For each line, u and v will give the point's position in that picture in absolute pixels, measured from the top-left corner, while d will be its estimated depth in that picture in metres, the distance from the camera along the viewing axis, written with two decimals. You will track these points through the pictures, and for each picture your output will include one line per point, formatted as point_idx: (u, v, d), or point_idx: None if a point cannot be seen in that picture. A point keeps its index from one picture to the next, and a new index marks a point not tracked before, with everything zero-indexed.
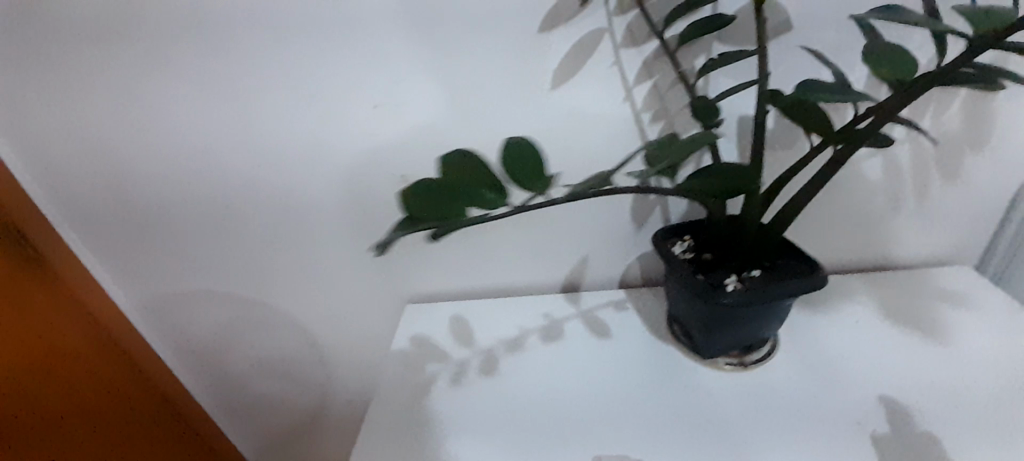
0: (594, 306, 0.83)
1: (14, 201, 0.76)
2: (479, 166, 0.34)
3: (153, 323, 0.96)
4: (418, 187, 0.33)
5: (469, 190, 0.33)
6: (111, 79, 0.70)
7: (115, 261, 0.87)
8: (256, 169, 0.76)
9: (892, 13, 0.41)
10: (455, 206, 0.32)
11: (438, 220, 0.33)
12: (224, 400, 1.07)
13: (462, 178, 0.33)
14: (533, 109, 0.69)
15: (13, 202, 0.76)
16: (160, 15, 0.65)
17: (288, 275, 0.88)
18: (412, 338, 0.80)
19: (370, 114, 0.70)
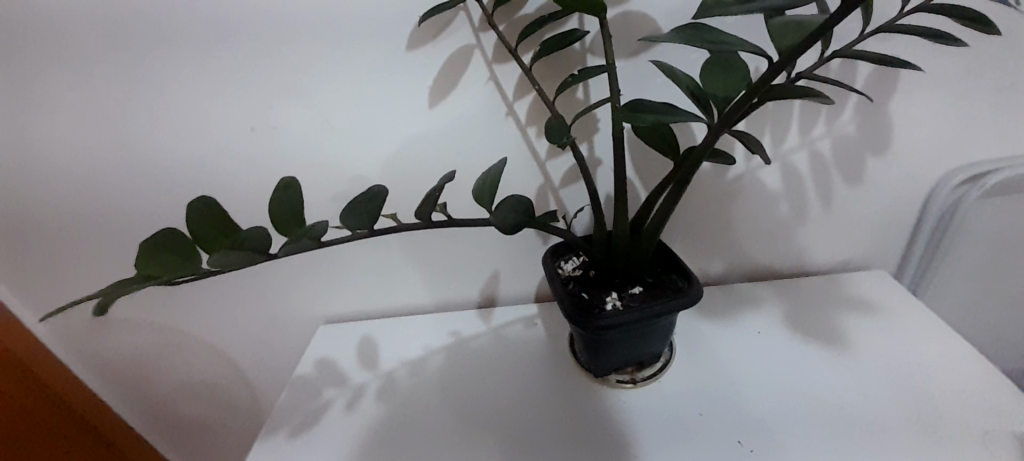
0: (504, 323, 0.81)
1: None
2: (221, 218, 0.37)
3: (75, 350, 0.90)
4: (155, 241, 0.34)
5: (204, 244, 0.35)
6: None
7: (34, 298, 0.82)
8: (138, 195, 0.72)
9: (697, 36, 0.41)
10: (187, 260, 0.35)
11: (173, 274, 0.34)
12: (159, 431, 1.03)
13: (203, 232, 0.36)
14: (415, 128, 0.67)
15: None
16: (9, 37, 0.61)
17: (197, 300, 0.86)
18: (317, 361, 0.79)
19: (250, 139, 0.68)
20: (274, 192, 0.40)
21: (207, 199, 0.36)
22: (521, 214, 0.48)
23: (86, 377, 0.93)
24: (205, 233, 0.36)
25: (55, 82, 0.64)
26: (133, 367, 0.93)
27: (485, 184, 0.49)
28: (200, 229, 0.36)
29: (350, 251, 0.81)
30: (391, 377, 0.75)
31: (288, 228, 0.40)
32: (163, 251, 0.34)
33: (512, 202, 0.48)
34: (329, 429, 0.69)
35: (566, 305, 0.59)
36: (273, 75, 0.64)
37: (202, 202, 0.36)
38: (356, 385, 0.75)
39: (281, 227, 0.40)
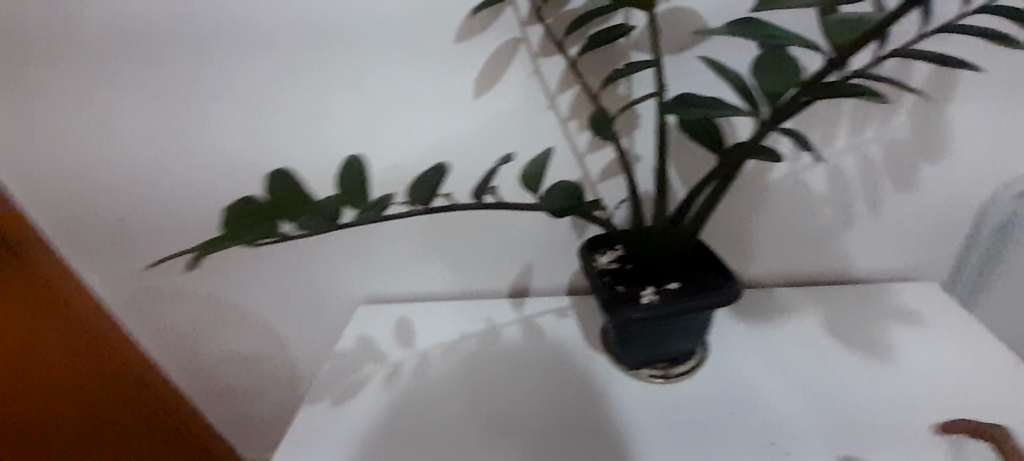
0: (536, 312, 0.83)
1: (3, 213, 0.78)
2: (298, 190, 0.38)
3: (135, 318, 0.96)
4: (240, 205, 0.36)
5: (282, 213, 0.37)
6: (43, 86, 0.70)
7: (102, 269, 0.89)
8: (196, 174, 0.77)
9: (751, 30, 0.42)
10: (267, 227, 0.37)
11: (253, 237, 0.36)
12: (205, 397, 1.10)
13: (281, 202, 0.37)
14: (460, 119, 0.69)
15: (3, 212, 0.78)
16: (86, 24, 0.65)
17: (247, 275, 0.91)
18: (357, 338, 0.83)
19: (303, 123, 0.71)
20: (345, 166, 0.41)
21: (283, 171, 0.39)
22: (565, 199, 0.49)
23: (146, 344, 1.00)
24: (278, 199, 0.38)
25: (125, 67, 0.68)
26: (185, 336, 0.99)
27: (532, 169, 0.50)
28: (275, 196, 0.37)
29: (391, 235, 0.84)
30: (425, 357, 0.78)
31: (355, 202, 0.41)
32: (245, 215, 0.36)
33: (556, 189, 0.50)
34: (368, 401, 0.72)
35: (602, 296, 0.60)
36: (328, 63, 0.67)
37: (278, 173, 0.38)
38: (393, 362, 0.78)
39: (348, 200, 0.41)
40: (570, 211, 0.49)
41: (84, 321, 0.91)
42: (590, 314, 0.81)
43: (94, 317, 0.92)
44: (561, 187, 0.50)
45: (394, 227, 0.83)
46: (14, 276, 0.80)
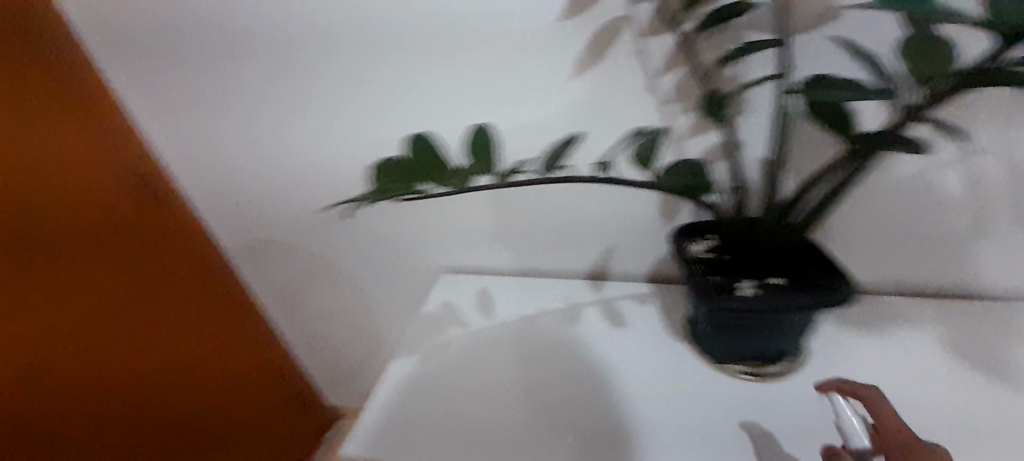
0: (614, 296, 0.83)
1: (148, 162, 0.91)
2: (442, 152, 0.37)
3: (246, 266, 1.08)
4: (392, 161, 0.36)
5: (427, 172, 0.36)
6: (192, 57, 0.80)
7: (223, 223, 1.01)
8: (309, 140, 0.84)
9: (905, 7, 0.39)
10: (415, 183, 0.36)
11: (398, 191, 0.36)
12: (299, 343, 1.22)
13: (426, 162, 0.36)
14: (556, 97, 0.70)
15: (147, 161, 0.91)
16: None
17: (345, 238, 0.99)
18: (442, 304, 0.88)
19: (404, 97, 0.75)
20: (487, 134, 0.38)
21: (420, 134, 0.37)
22: (685, 178, 0.49)
23: (252, 288, 1.12)
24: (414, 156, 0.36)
25: (259, 41, 0.76)
26: (289, 287, 1.11)
27: (645, 145, 0.49)
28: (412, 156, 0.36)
29: (478, 210, 0.88)
30: (506, 328, 0.81)
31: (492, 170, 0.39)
32: (389, 180, 0.36)
33: (676, 165, 0.50)
34: (452, 362, 0.77)
35: (699, 285, 0.58)
36: (434, 39, 0.69)
37: (416, 138, 0.36)
38: (475, 329, 0.82)
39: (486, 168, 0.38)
40: (687, 191, 0.49)
41: (213, 271, 1.02)
42: (670, 304, 0.80)
43: (218, 267, 1.04)
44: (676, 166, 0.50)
45: (480, 202, 0.86)
46: (155, 214, 0.91)
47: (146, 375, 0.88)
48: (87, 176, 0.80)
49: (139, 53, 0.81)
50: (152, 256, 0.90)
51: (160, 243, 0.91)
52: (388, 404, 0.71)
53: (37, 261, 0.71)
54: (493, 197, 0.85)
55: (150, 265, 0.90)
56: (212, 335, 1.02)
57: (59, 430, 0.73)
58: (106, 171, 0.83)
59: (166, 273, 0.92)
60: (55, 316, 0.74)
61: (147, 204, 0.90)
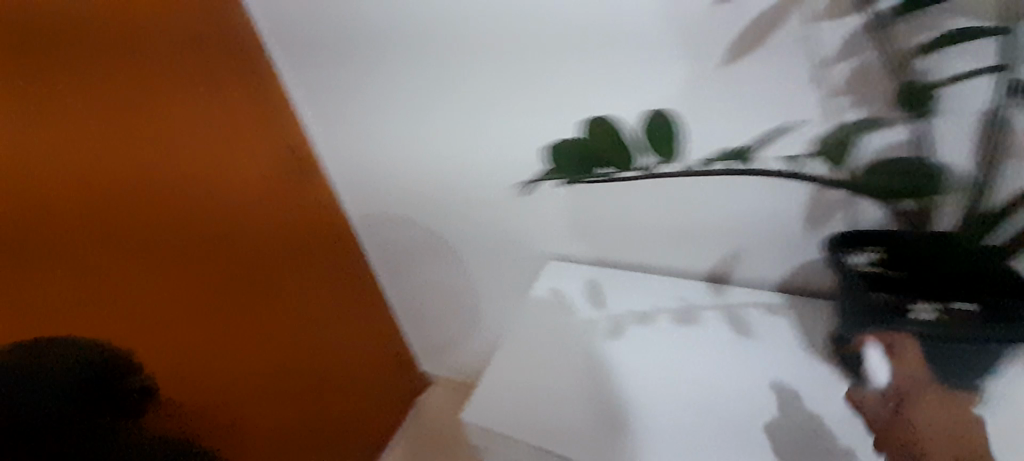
0: (739, 302, 0.78)
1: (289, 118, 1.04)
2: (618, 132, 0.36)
3: (360, 217, 1.18)
4: (567, 144, 0.36)
5: (604, 153, 0.36)
6: (352, 41, 0.90)
7: (355, 191, 1.13)
8: (442, 121, 0.90)
9: None
10: (591, 166, 0.36)
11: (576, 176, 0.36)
12: (401, 295, 1.32)
13: (602, 144, 0.36)
14: (702, 87, 0.66)
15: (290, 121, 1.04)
16: None
17: (460, 218, 1.04)
18: (550, 290, 0.89)
19: (540, 84, 0.77)
20: (659, 117, 0.37)
21: (593, 119, 0.37)
22: (898, 179, 0.44)
23: (359, 233, 1.22)
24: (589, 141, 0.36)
25: (408, 27, 0.82)
26: (406, 254, 1.21)
27: (839, 139, 0.44)
28: (587, 142, 0.36)
29: (593, 200, 0.87)
30: (617, 321, 0.80)
31: (667, 153, 0.37)
32: (564, 165, 0.36)
33: (886, 163, 0.45)
34: (563, 347, 0.79)
35: (874, 305, 0.53)
36: (576, 25, 0.69)
37: (591, 121, 0.37)
38: (584, 319, 0.82)
39: (660, 151, 0.37)
40: (888, 195, 0.44)
41: (332, 221, 1.15)
42: (806, 319, 0.73)
43: (342, 226, 1.19)
44: (876, 165, 0.45)
45: (599, 193, 0.85)
46: (278, 151, 1.02)
47: (255, 293, 1.00)
48: (242, 134, 0.96)
49: (307, 48, 0.96)
50: (272, 189, 1.02)
51: (306, 210, 1.09)
52: (499, 375, 0.77)
53: (170, 184, 0.85)
54: (614, 188, 0.84)
55: (290, 219, 1.05)
56: (337, 291, 1.20)
57: (194, 333, 0.90)
58: (237, 113, 0.95)
59: (308, 236, 1.10)
60: (185, 232, 0.87)
61: (275, 145, 1.02)
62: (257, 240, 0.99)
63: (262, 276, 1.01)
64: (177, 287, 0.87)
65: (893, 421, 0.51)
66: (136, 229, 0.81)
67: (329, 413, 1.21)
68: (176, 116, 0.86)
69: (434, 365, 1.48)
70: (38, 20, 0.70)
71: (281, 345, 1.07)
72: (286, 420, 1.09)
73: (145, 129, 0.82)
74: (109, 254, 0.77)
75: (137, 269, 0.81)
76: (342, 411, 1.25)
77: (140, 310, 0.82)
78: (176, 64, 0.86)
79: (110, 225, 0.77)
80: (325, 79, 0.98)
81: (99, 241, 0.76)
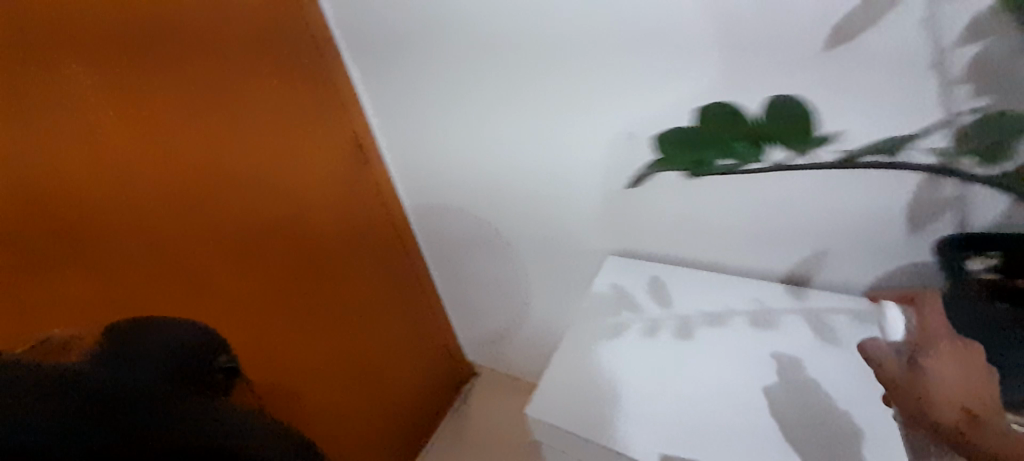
0: (822, 308, 0.73)
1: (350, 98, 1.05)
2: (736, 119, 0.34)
3: (411, 194, 1.18)
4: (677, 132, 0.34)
5: (720, 141, 0.33)
6: (420, 30, 0.90)
7: (412, 180, 1.15)
8: (511, 109, 0.90)
9: None
10: (706, 154, 0.33)
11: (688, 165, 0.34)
12: (447, 274, 1.32)
13: (717, 131, 0.34)
14: (802, 74, 0.64)
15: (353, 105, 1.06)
16: None
17: (521, 210, 1.04)
18: (611, 286, 0.87)
19: (620, 71, 0.76)
20: (787, 102, 0.33)
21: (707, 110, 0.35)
22: None
23: (407, 208, 1.22)
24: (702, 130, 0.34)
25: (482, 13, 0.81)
26: (460, 244, 1.21)
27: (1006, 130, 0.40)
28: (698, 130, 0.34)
29: (662, 193, 0.84)
30: (686, 321, 0.77)
31: (794, 141, 0.33)
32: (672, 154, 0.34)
33: None
34: (628, 346, 0.76)
35: (999, 318, 0.52)
36: (665, 9, 0.68)
37: (705, 108, 0.34)
38: (648, 317, 0.79)
39: (786, 139, 0.33)
40: None
41: (381, 195, 1.15)
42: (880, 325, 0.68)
43: (392, 202, 1.19)
44: None
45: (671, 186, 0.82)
46: (332, 123, 1.03)
47: (311, 263, 1.01)
48: (302, 108, 0.97)
49: (374, 38, 0.96)
50: (326, 160, 1.02)
51: (365, 204, 1.12)
52: (564, 372, 0.76)
53: (235, 150, 0.86)
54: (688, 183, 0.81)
55: (342, 191, 1.06)
56: (391, 284, 1.22)
57: (254, 299, 0.91)
58: (296, 83, 0.95)
59: (366, 230, 1.13)
60: (247, 198, 0.88)
61: (330, 117, 1.02)
62: (322, 235, 1.02)
63: (317, 246, 1.02)
64: (240, 253, 0.88)
65: (911, 376, 0.49)
66: (208, 204, 0.82)
67: (375, 387, 1.22)
68: (255, 115, 0.89)
69: (480, 356, 1.49)
70: (139, 23, 0.73)
71: (333, 316, 1.08)
72: (343, 408, 1.14)
73: (213, 96, 0.83)
74: (194, 249, 0.81)
75: (217, 263, 0.85)
76: (393, 401, 1.28)
77: (203, 272, 0.83)
78: (256, 63, 0.88)
79: (194, 222, 0.81)
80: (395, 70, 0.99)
81: (185, 237, 0.80)
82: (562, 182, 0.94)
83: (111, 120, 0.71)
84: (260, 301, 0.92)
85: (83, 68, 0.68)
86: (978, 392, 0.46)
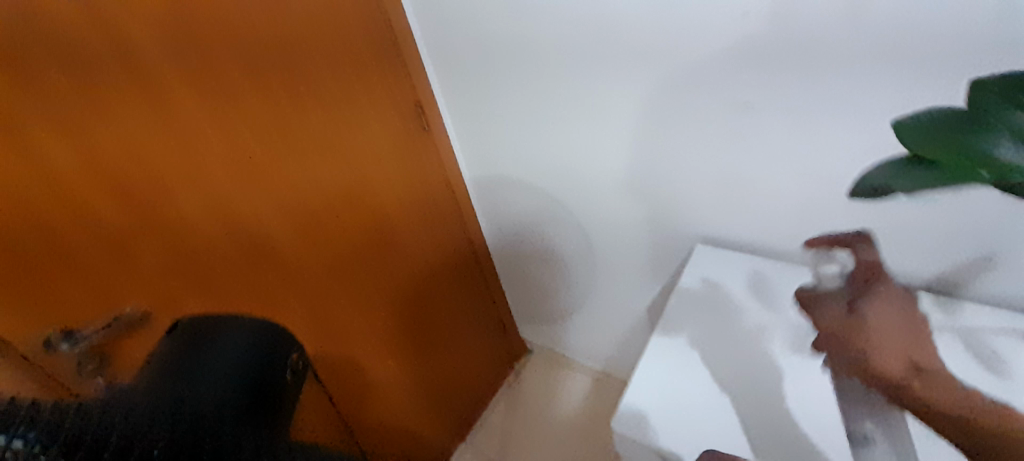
0: (981, 327, 0.63)
1: (412, 59, 0.97)
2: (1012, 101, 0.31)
3: (471, 160, 1.11)
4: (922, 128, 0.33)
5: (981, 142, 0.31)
6: None
7: (476, 151, 1.09)
8: (596, 77, 0.80)
9: None
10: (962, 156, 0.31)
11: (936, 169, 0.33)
12: (503, 241, 1.26)
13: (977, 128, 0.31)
14: (1004, 43, 0.52)
15: (414, 66, 0.97)
16: None
17: (599, 188, 0.96)
18: (703, 280, 0.78)
19: (738, 34, 0.64)
20: None
21: (978, 82, 0.32)
22: None
23: (465, 170, 1.15)
24: (966, 131, 0.32)
25: None
26: (530, 221, 1.15)
27: None
28: (949, 124, 0.32)
29: (778, 177, 0.74)
30: (801, 331, 0.68)
31: None
32: (912, 165, 0.34)
33: None
34: (732, 353, 0.69)
35: None
36: None
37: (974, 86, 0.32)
38: (754, 322, 0.71)
39: None
40: None
41: (438, 155, 1.07)
42: None
43: (451, 166, 1.12)
44: None
45: (796, 172, 0.72)
46: (389, 79, 0.94)
47: (366, 230, 0.95)
48: (360, 61, 0.88)
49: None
50: (383, 117, 0.94)
51: (427, 182, 1.07)
52: (655, 382, 0.68)
53: (289, 107, 0.79)
54: (824, 161, 0.69)
55: (399, 152, 0.99)
56: (450, 265, 1.19)
57: (311, 270, 0.87)
58: (353, 27, 0.85)
59: (427, 210, 1.08)
60: (301, 162, 0.82)
61: (388, 69, 0.93)
62: (386, 216, 0.98)
63: (374, 212, 0.95)
64: (295, 220, 0.83)
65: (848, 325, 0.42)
66: (259, 169, 0.76)
67: (428, 361, 1.19)
68: (321, 89, 0.82)
69: (540, 337, 1.47)
70: None
71: (388, 284, 1.03)
72: (403, 388, 1.13)
73: (263, 45, 0.74)
74: (262, 234, 0.79)
75: (282, 248, 0.82)
76: (448, 381, 1.27)
77: (257, 241, 0.78)
78: (324, 32, 0.81)
79: (262, 205, 0.78)
80: (464, 36, 0.90)
81: (256, 220, 0.78)
82: (658, 163, 0.85)
83: (183, 98, 0.67)
84: (326, 285, 0.90)
85: (152, 44, 0.64)
86: (925, 346, 0.38)
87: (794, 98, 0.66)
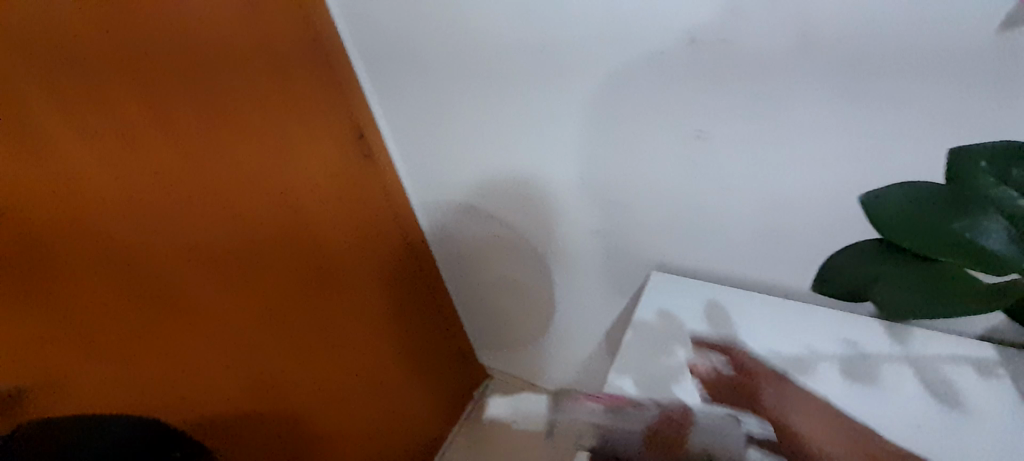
0: (928, 356, 0.64)
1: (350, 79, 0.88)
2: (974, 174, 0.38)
3: (418, 184, 1.04)
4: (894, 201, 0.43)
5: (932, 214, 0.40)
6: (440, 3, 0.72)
7: (424, 175, 1.01)
8: (547, 99, 0.75)
9: None
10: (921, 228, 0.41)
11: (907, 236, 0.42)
12: (456, 266, 1.19)
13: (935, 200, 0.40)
14: (958, 76, 0.52)
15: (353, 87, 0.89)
16: None
17: (553, 213, 0.92)
18: (660, 311, 0.74)
19: (691, 59, 0.62)
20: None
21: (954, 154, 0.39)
22: None
23: (411, 194, 1.07)
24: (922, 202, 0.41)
25: None
26: (485, 248, 1.09)
27: None
28: (924, 200, 0.41)
29: (731, 203, 0.72)
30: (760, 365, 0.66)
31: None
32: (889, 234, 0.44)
33: None
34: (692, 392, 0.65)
35: None
36: None
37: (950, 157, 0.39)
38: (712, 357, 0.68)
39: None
40: None
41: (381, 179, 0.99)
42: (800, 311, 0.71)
43: (396, 191, 1.04)
44: None
45: (754, 197, 0.70)
46: (323, 100, 0.85)
47: (302, 268, 0.84)
48: (289, 80, 0.78)
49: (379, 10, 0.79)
50: (317, 140, 0.85)
51: (370, 208, 0.98)
52: None
53: (204, 134, 0.67)
54: (782, 186, 0.68)
55: (337, 177, 0.90)
56: (400, 294, 1.10)
57: (237, 320, 0.75)
58: (280, 44, 0.76)
59: (371, 240, 0.99)
60: (223, 196, 0.70)
61: (322, 89, 0.84)
62: (325, 251, 0.89)
63: (311, 248, 0.85)
64: (217, 265, 0.71)
65: None
66: (169, 209, 0.64)
67: (377, 401, 1.09)
68: (243, 113, 0.72)
69: (499, 362, 1.40)
70: None
71: (330, 325, 0.93)
72: (350, 433, 1.03)
73: (171, 63, 0.63)
74: (175, 285, 0.66)
75: (201, 299, 0.69)
76: (402, 420, 1.18)
77: (169, 293, 0.65)
78: (246, 50, 0.71)
79: (174, 251, 0.65)
80: (407, 58, 0.82)
81: (167, 274, 0.65)
82: (615, 186, 0.81)
83: (61, 137, 0.54)
84: (256, 338, 0.79)
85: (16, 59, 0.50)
86: None
87: (745, 123, 0.64)
